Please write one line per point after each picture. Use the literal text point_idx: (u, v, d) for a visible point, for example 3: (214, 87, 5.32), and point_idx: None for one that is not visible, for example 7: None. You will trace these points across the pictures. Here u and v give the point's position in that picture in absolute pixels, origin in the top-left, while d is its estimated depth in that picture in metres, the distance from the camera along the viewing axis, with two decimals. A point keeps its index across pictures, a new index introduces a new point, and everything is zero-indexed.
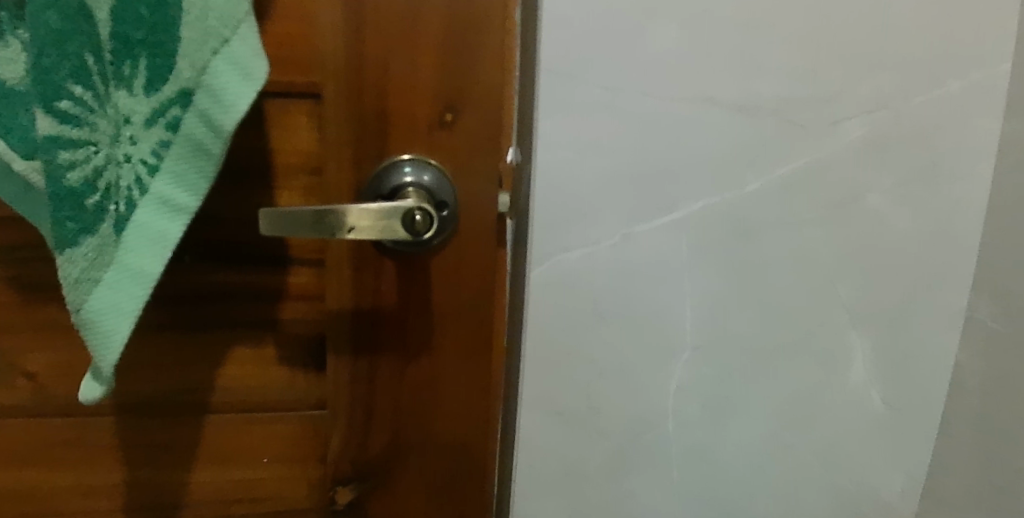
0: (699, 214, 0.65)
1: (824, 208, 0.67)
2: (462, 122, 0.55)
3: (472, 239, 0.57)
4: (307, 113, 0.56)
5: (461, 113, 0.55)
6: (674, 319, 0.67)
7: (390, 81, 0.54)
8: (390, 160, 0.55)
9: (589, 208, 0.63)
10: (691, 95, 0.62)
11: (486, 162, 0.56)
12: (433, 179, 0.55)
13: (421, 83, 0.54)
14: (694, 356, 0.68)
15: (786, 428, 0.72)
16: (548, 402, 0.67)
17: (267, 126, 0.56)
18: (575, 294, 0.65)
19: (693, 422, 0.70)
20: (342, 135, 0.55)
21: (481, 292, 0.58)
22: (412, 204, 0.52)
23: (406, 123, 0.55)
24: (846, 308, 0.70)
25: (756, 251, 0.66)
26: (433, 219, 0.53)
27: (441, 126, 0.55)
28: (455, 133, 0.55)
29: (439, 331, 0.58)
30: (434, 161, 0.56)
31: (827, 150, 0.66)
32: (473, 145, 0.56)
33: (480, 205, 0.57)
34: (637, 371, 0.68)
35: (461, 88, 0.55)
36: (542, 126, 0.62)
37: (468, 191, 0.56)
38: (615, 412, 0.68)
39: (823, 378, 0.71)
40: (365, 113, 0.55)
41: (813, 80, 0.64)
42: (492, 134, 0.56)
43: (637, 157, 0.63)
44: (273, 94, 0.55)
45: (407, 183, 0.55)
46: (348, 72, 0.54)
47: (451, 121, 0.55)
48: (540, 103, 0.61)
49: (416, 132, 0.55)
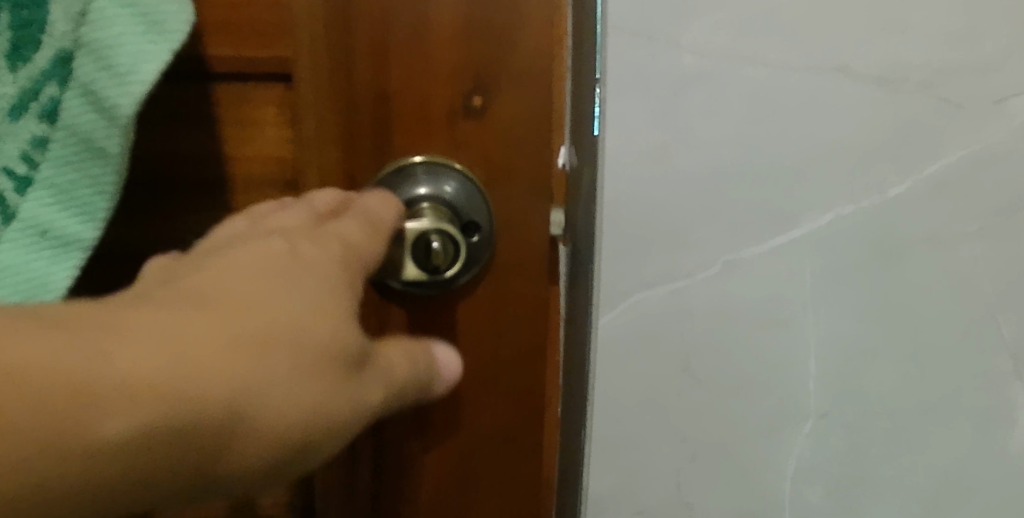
0: (826, 230, 0.47)
1: (982, 218, 0.47)
2: (499, 109, 0.37)
3: (520, 277, 0.39)
4: (277, 105, 0.39)
5: (496, 97, 0.37)
6: (793, 376, 0.49)
7: (390, 52, 0.36)
8: (396, 164, 0.37)
9: (676, 225, 0.47)
10: (816, 63, 0.45)
11: (534, 170, 0.38)
12: (460, 193, 0.37)
13: (435, 54, 0.36)
14: (819, 428, 0.50)
15: (930, 511, 0.53)
16: (623, 494, 0.52)
17: (219, 124, 0.39)
18: (656, 346, 0.49)
19: (812, 511, 0.52)
20: (325, 132, 0.37)
21: (530, 351, 0.39)
22: (436, 226, 0.36)
23: (416, 113, 0.37)
24: (1013, 355, 0.49)
25: (899, 281, 0.48)
26: (459, 250, 0.36)
27: (467, 113, 0.37)
28: (489, 126, 0.37)
29: (469, 412, 0.40)
30: (459, 165, 0.37)
31: (990, 137, 0.46)
32: (515, 143, 0.37)
33: (527, 229, 0.39)
34: (741, 449, 0.50)
35: (494, 60, 0.36)
36: (612, 109, 0.46)
37: (508, 209, 0.38)
38: (713, 505, 0.52)
39: (978, 449, 0.51)
40: (357, 99, 0.37)
41: (970, 42, 0.45)
42: (542, 127, 0.37)
43: (740, 152, 0.46)
44: (226, 78, 0.39)
45: (424, 196, 0.37)
46: (325, 39, 0.36)
47: (482, 107, 0.37)
48: (609, 72, 0.45)
49: (433, 125, 0.37)
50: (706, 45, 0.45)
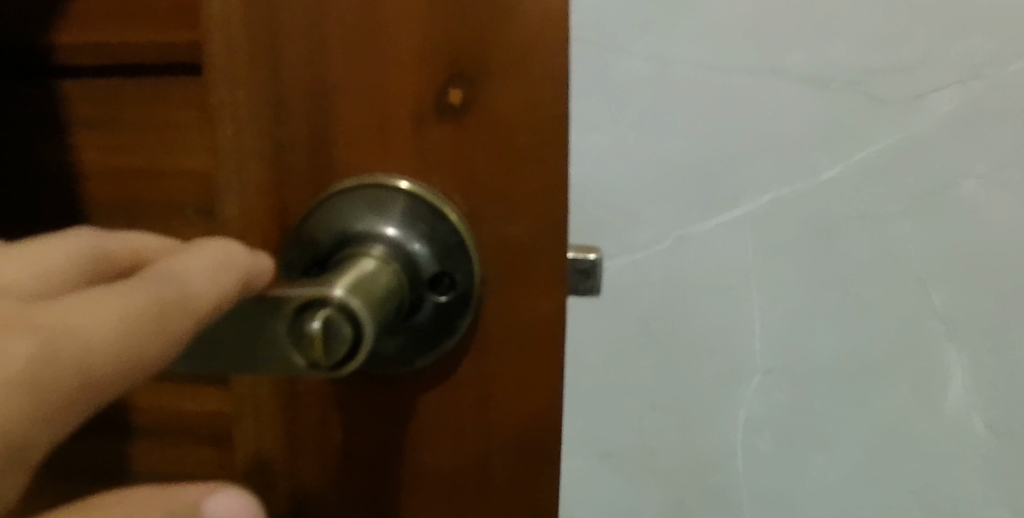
0: (766, 209, 0.54)
1: (910, 198, 0.54)
2: (487, 104, 0.26)
3: (523, 348, 0.28)
4: (193, 120, 0.30)
5: (480, 87, 0.26)
6: (740, 337, 0.57)
7: (332, 37, 0.26)
8: (350, 186, 0.27)
9: (634, 206, 0.56)
10: (753, 66, 0.52)
11: (535, 198, 0.27)
12: (434, 248, 0.27)
13: (396, 32, 0.26)
14: (765, 383, 0.57)
15: (876, 462, 0.58)
16: (598, 440, 0.60)
17: (87, 126, 0.32)
18: (620, 308, 0.58)
19: (766, 460, 0.59)
20: (233, 142, 0.28)
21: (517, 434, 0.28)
22: (328, 310, 0.22)
23: (372, 123, 0.27)
24: (940, 319, 0.55)
25: (835, 255, 0.55)
26: (358, 353, 0.22)
27: (443, 115, 0.26)
28: (472, 133, 0.26)
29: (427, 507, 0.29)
30: (447, 209, 0.27)
31: (912, 128, 0.52)
32: (514, 165, 0.26)
33: (529, 292, 0.27)
34: (697, 401, 0.58)
35: (478, 34, 0.25)
36: (578, 107, 0.55)
37: (506, 257, 0.27)
38: (674, 451, 0.59)
39: (915, 405, 0.57)
40: (299, 109, 0.27)
41: (890, 45, 0.52)
42: (547, 141, 0.26)
43: (688, 143, 0.54)
44: (116, 71, 0.30)
45: (389, 237, 0.26)
46: (239, 9, 0.27)
47: (462, 105, 0.26)
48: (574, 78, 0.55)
49: (390, 128, 0.27)
50: (654, 51, 0.53)
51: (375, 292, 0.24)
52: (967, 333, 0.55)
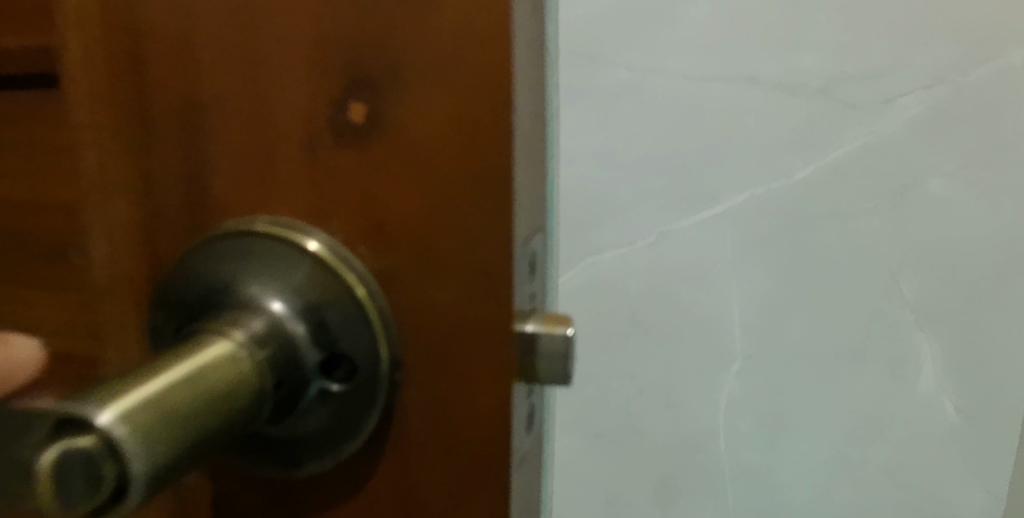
0: (744, 207, 0.58)
1: (879, 196, 0.58)
2: (395, 140, 0.28)
3: (456, 405, 0.29)
4: (75, 159, 0.32)
5: (390, 116, 0.28)
6: (721, 326, 0.61)
7: (205, 67, 0.29)
8: (253, 239, 0.29)
9: (620, 205, 0.60)
10: (731, 74, 0.56)
11: (440, 249, 0.28)
12: (319, 333, 0.28)
13: (280, 69, 0.28)
14: (745, 368, 0.61)
15: (851, 443, 0.62)
16: (589, 422, 0.64)
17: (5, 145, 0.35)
18: (609, 300, 0.62)
19: (747, 440, 0.63)
20: (113, 175, 0.31)
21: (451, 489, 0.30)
22: (89, 438, 0.22)
23: (257, 158, 0.29)
24: (909, 309, 0.59)
25: (809, 249, 0.59)
26: (126, 494, 0.23)
27: (308, 149, 0.29)
28: (374, 177, 0.28)
29: None
30: (347, 277, 0.28)
31: (880, 130, 0.57)
32: (429, 228, 0.28)
33: (461, 360, 0.29)
34: (682, 385, 0.62)
35: (375, 40, 0.27)
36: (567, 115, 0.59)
37: (414, 313, 0.29)
38: (661, 432, 0.63)
39: (888, 389, 0.61)
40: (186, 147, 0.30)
41: (859, 55, 0.56)
42: (477, 180, 0.27)
43: (670, 146, 0.58)
44: (25, 85, 0.33)
45: (273, 315, 0.28)
46: (120, 56, 0.30)
47: (361, 133, 0.28)
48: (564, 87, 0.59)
49: (280, 169, 0.29)
50: (637, 61, 0.57)
51: (195, 402, 0.25)
52: (935, 321, 0.59)
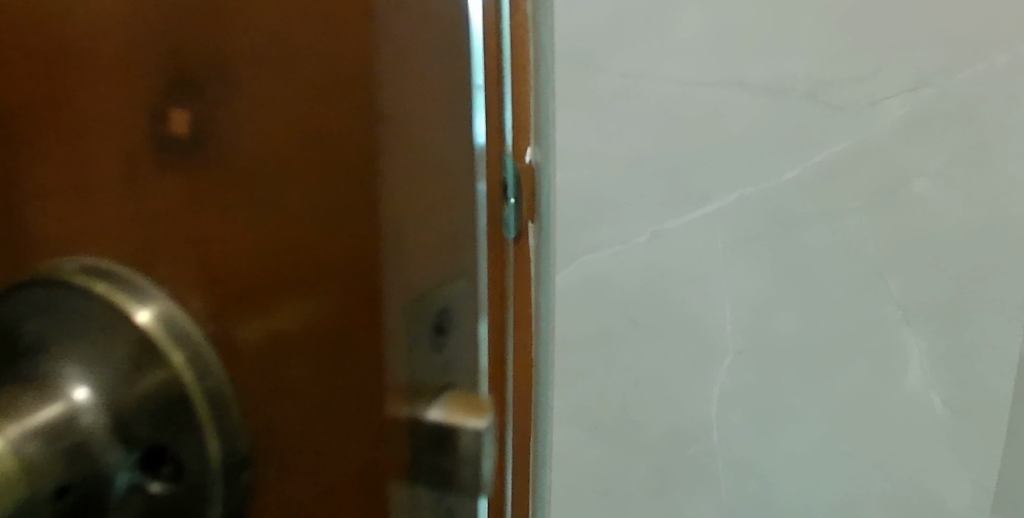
0: (735, 207, 0.61)
1: (866, 196, 0.60)
2: (224, 147, 0.18)
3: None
4: None
5: (216, 115, 0.18)
6: (712, 321, 0.63)
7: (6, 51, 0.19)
8: (49, 285, 0.19)
9: (614, 205, 0.62)
10: (721, 80, 0.59)
11: (301, 309, 0.18)
12: (118, 418, 0.18)
13: (84, 35, 0.18)
14: (736, 363, 0.64)
15: (839, 437, 0.64)
16: (586, 414, 0.66)
17: None
18: (603, 297, 0.64)
19: (739, 432, 0.65)
20: None
21: None
22: None
23: (61, 178, 0.19)
24: (896, 305, 0.61)
25: (798, 247, 0.61)
26: None
27: (159, 146, 0.18)
28: (210, 199, 0.18)
29: None
30: (179, 357, 0.18)
31: (864, 132, 0.59)
32: (285, 270, 0.18)
33: (337, 457, 0.18)
34: (674, 378, 0.65)
35: (213, 18, 0.17)
36: (562, 121, 0.61)
37: (268, 400, 0.19)
38: (654, 422, 0.66)
39: (876, 383, 0.63)
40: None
41: (844, 59, 0.58)
42: (351, 212, 0.18)
43: (662, 149, 0.60)
44: None
45: (70, 398, 0.18)
46: None
47: (184, 134, 0.18)
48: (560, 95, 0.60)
49: (90, 179, 0.19)
50: (630, 67, 0.59)
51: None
52: (921, 317, 0.61)
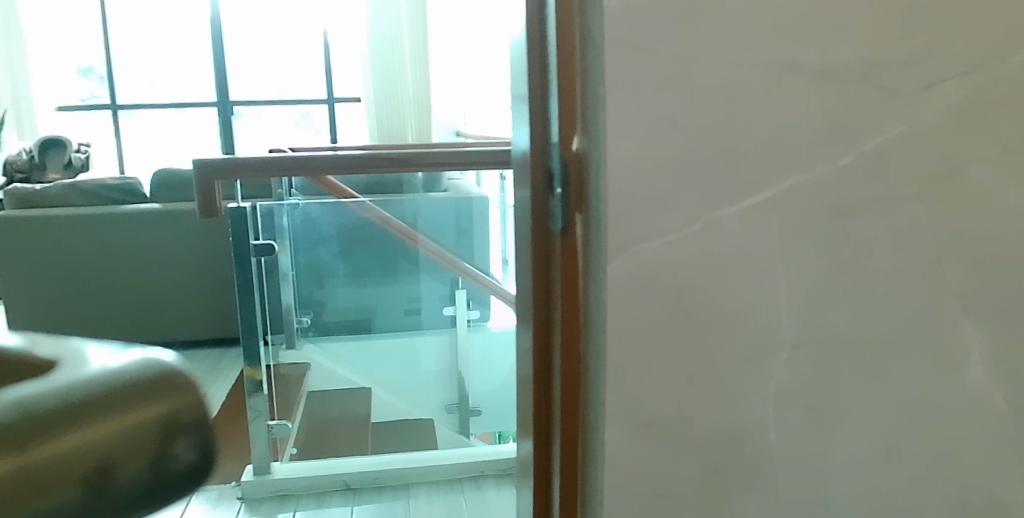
0: (789, 193, 0.56)
1: (921, 183, 0.59)
2: None
3: None
4: None
5: None
6: (769, 315, 0.58)
7: None
8: None
9: (670, 193, 0.54)
10: (773, 62, 0.55)
11: None
12: None
13: None
14: (793, 357, 0.59)
15: (898, 437, 0.62)
16: (637, 410, 0.56)
17: None
18: (654, 289, 0.55)
19: (796, 432, 0.60)
20: None
21: None
22: None
23: None
24: (956, 296, 0.61)
25: (853, 233, 0.58)
26: None
27: None
28: None
29: None
30: None
31: (920, 117, 0.58)
32: None
33: None
34: (730, 375, 0.58)
35: None
36: (611, 99, 0.53)
37: None
38: (711, 424, 0.58)
39: (935, 376, 0.62)
40: None
41: (898, 42, 0.57)
42: None
43: (715, 133, 0.54)
44: None
45: None
46: None
47: None
48: (608, 72, 0.52)
49: None
50: (683, 49, 0.53)
51: None
52: (979, 310, 0.61)
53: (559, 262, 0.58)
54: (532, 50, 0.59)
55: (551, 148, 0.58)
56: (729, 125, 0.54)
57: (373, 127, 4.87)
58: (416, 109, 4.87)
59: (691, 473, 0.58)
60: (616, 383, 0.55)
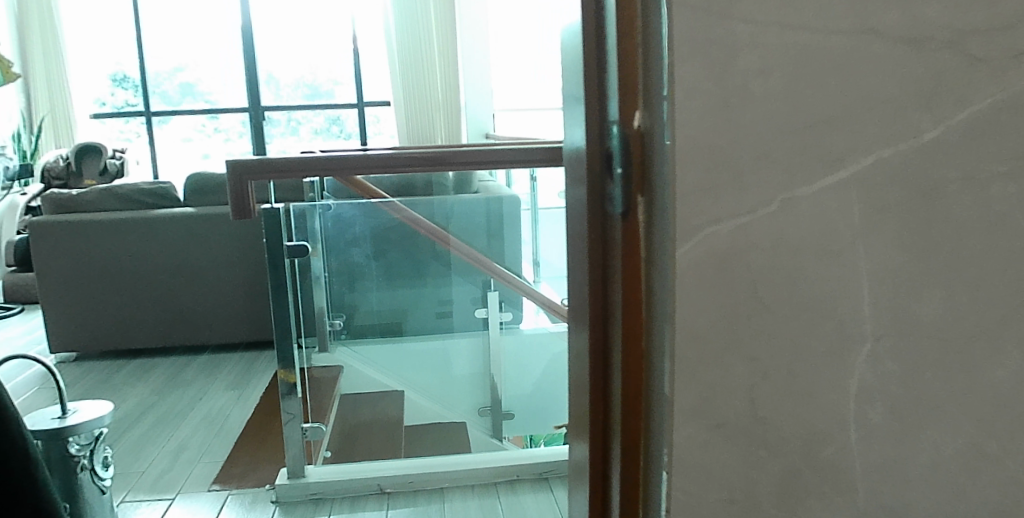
0: (870, 170, 0.52)
1: (1016, 159, 0.53)
2: None
3: None
4: None
5: None
6: (849, 305, 0.53)
7: None
8: None
9: (743, 170, 0.49)
10: (852, 27, 0.50)
11: None
12: None
13: None
14: (875, 351, 0.54)
15: (993, 441, 0.56)
16: (708, 407, 0.52)
17: None
18: (727, 276, 0.50)
19: (879, 435, 0.55)
20: None
21: None
22: None
23: None
24: None
25: (940, 215, 0.53)
26: None
27: None
28: None
29: None
30: None
31: (1014, 86, 0.53)
32: None
33: None
34: (807, 370, 0.53)
35: None
36: (679, 68, 0.48)
37: None
38: (787, 424, 0.53)
39: None
40: None
41: (987, 4, 0.52)
42: None
43: (791, 105, 0.50)
44: None
45: None
46: None
47: None
48: (675, 39, 0.48)
49: None
50: (755, 14, 0.49)
51: None
52: None
53: (619, 250, 0.54)
54: (587, 21, 0.54)
55: (609, 126, 0.54)
56: (809, 99, 0.50)
57: (403, 129, 4.86)
58: (445, 112, 4.85)
59: (768, 478, 0.54)
60: (688, 380, 0.51)
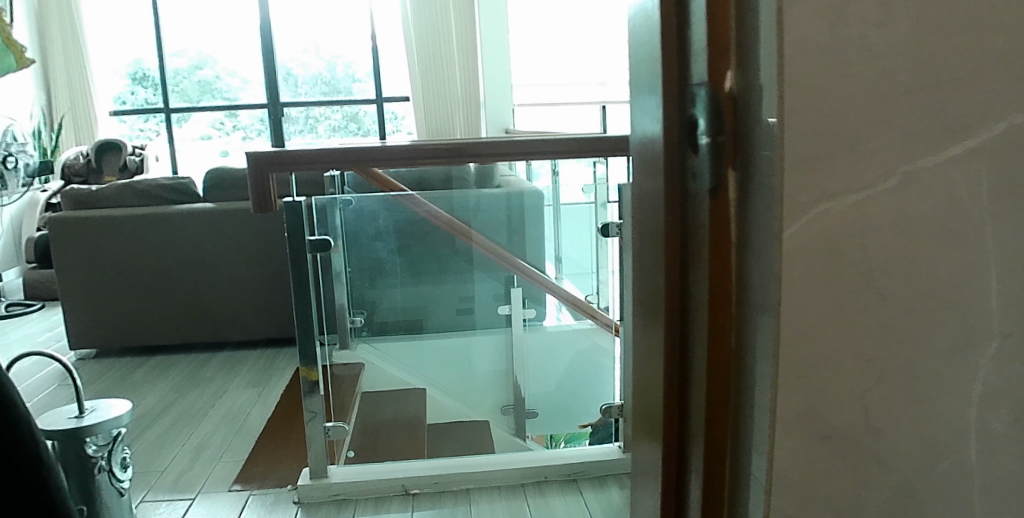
0: (1000, 137, 0.43)
1: None
2: None
3: None
4: None
5: None
6: (974, 297, 0.45)
7: None
8: None
9: (858, 137, 0.43)
10: None
11: None
12: None
13: None
14: (1004, 349, 0.45)
15: None
16: (812, 412, 0.45)
17: None
18: (839, 260, 0.44)
19: (1004, 447, 0.46)
20: None
21: None
22: None
23: None
24: None
25: None
26: None
27: None
28: None
29: None
30: None
31: None
32: None
33: None
34: (925, 372, 0.45)
35: None
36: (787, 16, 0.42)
37: None
38: (899, 433, 0.46)
39: None
40: None
41: None
42: None
43: (913, 62, 0.43)
44: None
45: None
46: None
47: None
48: None
49: None
50: None
51: None
52: None
53: (705, 232, 0.46)
54: None
55: (691, 90, 0.46)
56: (932, 53, 0.43)
57: (423, 124, 4.80)
58: (466, 107, 4.79)
59: (875, 496, 0.46)
60: (790, 379, 0.45)
